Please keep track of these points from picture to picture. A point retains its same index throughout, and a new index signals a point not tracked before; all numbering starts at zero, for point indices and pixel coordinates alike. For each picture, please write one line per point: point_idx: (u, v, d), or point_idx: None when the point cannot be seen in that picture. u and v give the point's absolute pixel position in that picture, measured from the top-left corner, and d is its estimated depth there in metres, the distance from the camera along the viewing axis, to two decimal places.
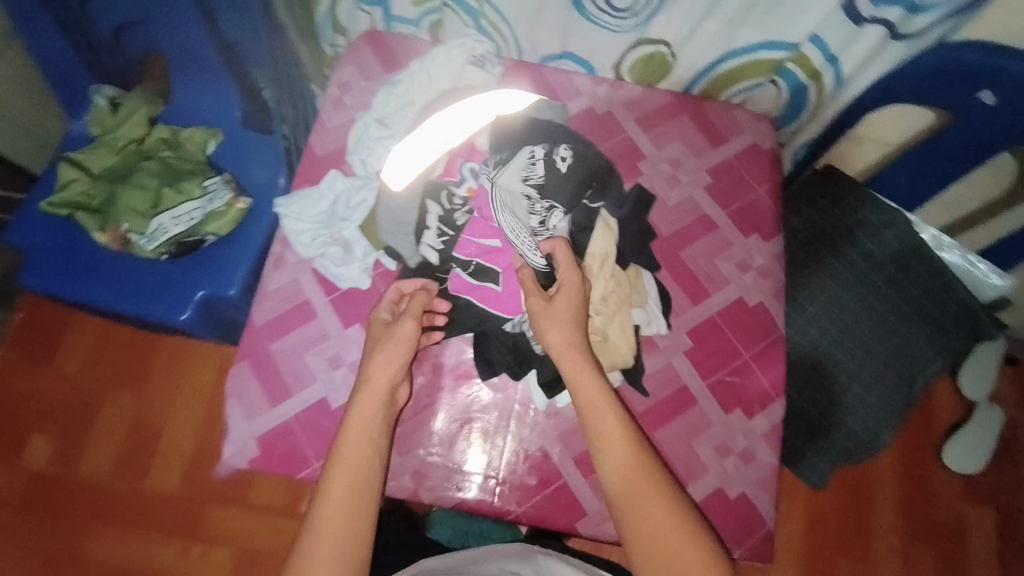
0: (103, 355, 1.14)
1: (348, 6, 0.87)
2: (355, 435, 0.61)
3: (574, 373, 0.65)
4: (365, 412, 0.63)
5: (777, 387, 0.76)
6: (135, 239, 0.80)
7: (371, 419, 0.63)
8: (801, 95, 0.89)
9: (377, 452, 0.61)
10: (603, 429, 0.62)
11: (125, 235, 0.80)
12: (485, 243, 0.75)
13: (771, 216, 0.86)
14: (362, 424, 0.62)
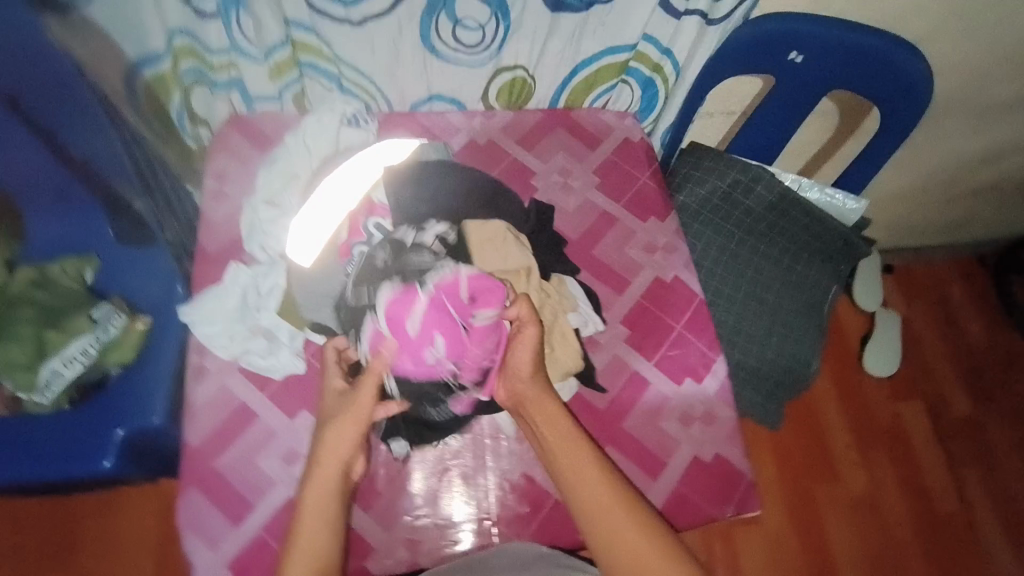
0: (15, 542, 1.05)
1: (202, 95, 0.86)
2: (313, 522, 0.58)
3: (531, 401, 0.66)
4: (321, 491, 0.60)
5: (712, 347, 0.82)
6: (26, 397, 0.73)
7: (329, 496, 0.60)
8: (651, 89, 0.97)
9: (337, 532, 0.59)
10: (557, 451, 0.63)
11: (12, 395, 0.73)
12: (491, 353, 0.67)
13: (660, 197, 0.93)
14: (321, 506, 0.59)
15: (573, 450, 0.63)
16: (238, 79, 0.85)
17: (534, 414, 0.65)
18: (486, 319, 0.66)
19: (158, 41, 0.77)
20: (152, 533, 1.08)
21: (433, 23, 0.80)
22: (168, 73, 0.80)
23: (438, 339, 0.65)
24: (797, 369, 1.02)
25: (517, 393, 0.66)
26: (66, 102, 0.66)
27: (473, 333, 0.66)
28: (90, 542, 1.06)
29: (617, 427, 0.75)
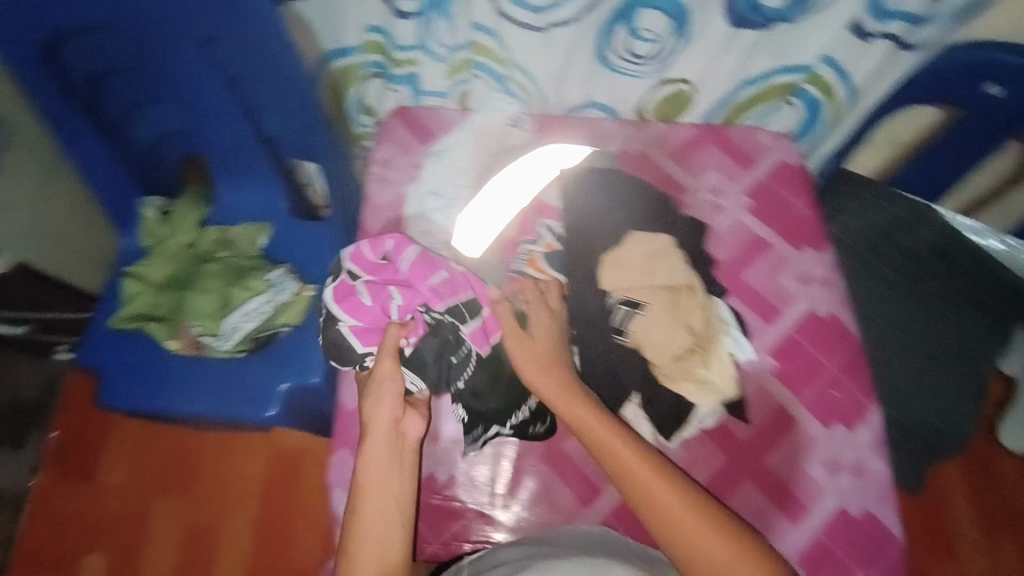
0: (146, 466, 1.17)
1: (377, 87, 0.89)
2: (380, 502, 0.60)
3: (564, 408, 0.65)
4: (379, 471, 0.62)
5: (868, 395, 0.77)
6: (208, 341, 0.80)
7: (395, 472, 0.62)
8: (816, 111, 0.90)
9: (403, 507, 0.61)
10: (599, 447, 0.63)
11: (197, 339, 0.80)
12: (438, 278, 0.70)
13: (814, 225, 0.87)
14: (382, 482, 0.61)
15: (630, 453, 0.62)
16: (414, 74, 0.88)
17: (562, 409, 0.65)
18: (407, 257, 0.70)
19: (352, 38, 0.81)
20: (261, 480, 1.18)
21: (609, 33, 0.80)
22: (356, 65, 0.85)
23: (397, 296, 0.69)
24: (947, 427, 0.95)
25: (555, 403, 0.66)
26: (283, 81, 0.75)
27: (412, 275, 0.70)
28: (208, 477, 1.17)
29: (759, 460, 0.72)
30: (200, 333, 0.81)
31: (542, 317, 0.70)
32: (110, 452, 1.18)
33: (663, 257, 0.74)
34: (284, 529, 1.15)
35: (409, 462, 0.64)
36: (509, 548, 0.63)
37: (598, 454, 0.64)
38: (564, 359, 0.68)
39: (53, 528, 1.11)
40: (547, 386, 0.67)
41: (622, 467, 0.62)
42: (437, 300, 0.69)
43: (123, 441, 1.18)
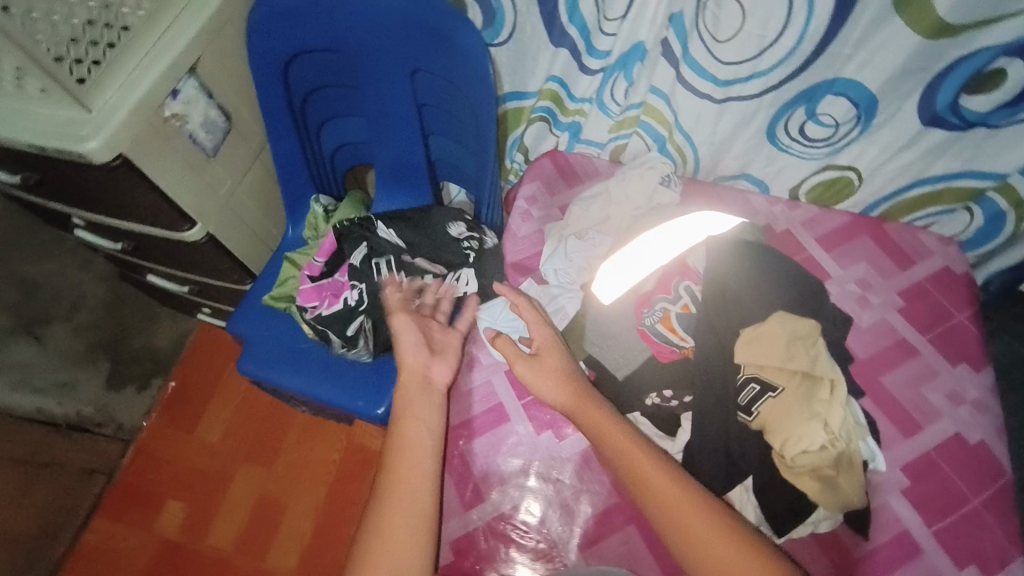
0: (240, 429, 1.30)
1: (540, 129, 0.96)
2: (411, 467, 0.66)
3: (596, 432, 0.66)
4: (407, 439, 0.68)
5: (1017, 543, 0.68)
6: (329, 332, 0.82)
7: (423, 433, 0.68)
8: (997, 224, 0.84)
9: (427, 472, 0.66)
10: (635, 471, 0.63)
11: (321, 329, 0.83)
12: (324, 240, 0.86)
13: (977, 344, 0.80)
14: (411, 447, 0.67)
15: (676, 496, 0.60)
16: (578, 123, 0.94)
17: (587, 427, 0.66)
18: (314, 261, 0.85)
19: (534, 84, 0.89)
20: (333, 469, 1.25)
21: (788, 112, 0.79)
22: (526, 107, 0.93)
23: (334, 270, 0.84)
24: None
25: (584, 425, 0.67)
26: (465, 117, 0.81)
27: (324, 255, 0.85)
28: (288, 454, 1.27)
29: None
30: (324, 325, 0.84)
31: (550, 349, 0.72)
32: (214, 410, 1.31)
33: (808, 344, 0.67)
34: (343, 523, 1.20)
35: (433, 432, 0.69)
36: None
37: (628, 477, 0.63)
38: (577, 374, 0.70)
39: (154, 468, 1.26)
40: (588, 410, 0.67)
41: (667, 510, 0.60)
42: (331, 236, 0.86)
43: (227, 403, 1.32)
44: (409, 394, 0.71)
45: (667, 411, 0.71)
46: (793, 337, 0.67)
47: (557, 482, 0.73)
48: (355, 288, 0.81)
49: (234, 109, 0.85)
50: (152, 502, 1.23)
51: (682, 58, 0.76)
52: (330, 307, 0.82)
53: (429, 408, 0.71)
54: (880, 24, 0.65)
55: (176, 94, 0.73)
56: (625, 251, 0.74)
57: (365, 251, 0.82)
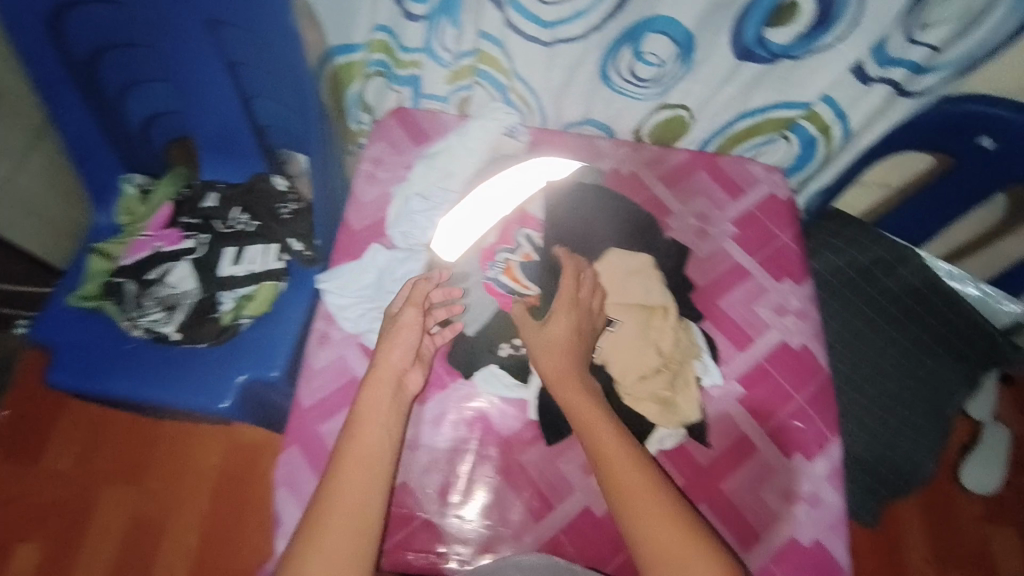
0: (99, 449, 1.15)
1: (378, 85, 0.89)
2: (353, 475, 0.59)
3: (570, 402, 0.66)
4: (362, 447, 0.61)
5: (833, 429, 0.78)
6: (161, 327, 0.76)
7: (377, 442, 0.62)
8: (811, 149, 0.91)
9: (376, 486, 0.59)
10: (596, 435, 0.63)
11: (149, 326, 0.76)
12: (156, 216, 0.82)
13: (798, 260, 0.88)
14: (364, 455, 0.61)
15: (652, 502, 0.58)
16: (417, 77, 0.88)
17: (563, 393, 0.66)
18: (142, 235, 0.81)
19: (360, 35, 0.81)
20: (214, 474, 1.15)
21: (615, 52, 0.80)
22: (358, 61, 0.84)
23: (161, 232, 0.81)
24: (909, 470, 0.96)
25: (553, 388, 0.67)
26: (278, 75, 0.73)
27: (154, 224, 0.81)
28: (159, 467, 1.15)
29: (715, 486, 0.73)
30: (151, 319, 0.76)
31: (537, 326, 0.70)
32: (62, 434, 1.16)
33: (640, 279, 0.75)
34: (232, 528, 1.11)
35: (391, 443, 0.63)
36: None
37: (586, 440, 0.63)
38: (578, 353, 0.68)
39: None
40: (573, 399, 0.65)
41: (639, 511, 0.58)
42: (161, 210, 0.83)
43: (77, 423, 1.17)
44: (374, 396, 0.65)
45: (519, 359, 0.75)
46: (626, 272, 0.75)
47: (422, 446, 0.72)
48: (193, 239, 0.80)
49: None
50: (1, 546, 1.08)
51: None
52: (136, 253, 0.80)
53: (388, 416, 0.64)
54: None
55: None
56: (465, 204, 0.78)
57: (194, 210, 0.82)
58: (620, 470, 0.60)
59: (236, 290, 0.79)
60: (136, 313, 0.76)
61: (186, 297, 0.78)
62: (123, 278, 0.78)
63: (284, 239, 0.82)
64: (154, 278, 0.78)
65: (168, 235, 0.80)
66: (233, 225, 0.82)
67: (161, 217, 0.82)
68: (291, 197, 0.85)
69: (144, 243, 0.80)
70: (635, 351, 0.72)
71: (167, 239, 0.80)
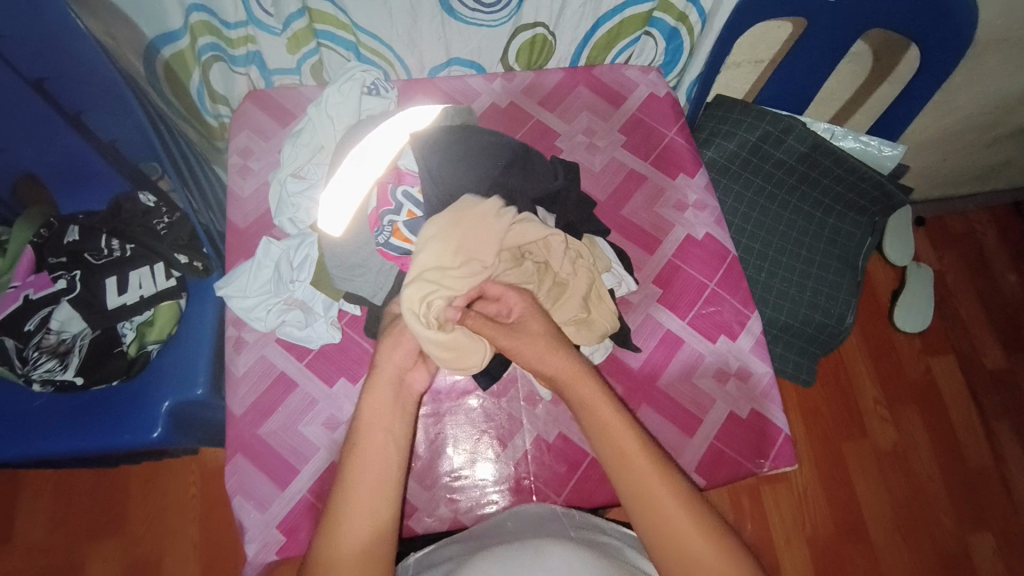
0: (69, 510, 1.11)
1: (221, 71, 0.84)
2: (362, 494, 0.51)
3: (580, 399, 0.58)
4: (370, 454, 0.53)
5: (747, 304, 0.82)
6: (60, 377, 0.71)
7: (384, 451, 0.54)
8: (676, 40, 0.94)
9: (390, 490, 0.53)
10: (603, 424, 0.56)
11: (46, 379, 0.71)
12: (21, 261, 0.75)
13: (689, 153, 0.90)
14: (371, 472, 0.53)
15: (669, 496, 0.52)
16: (256, 53, 0.83)
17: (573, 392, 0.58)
18: (12, 286, 0.74)
19: (175, 19, 0.74)
20: (196, 504, 1.12)
21: None
22: (186, 49, 0.79)
23: (30, 278, 0.74)
24: (834, 325, 1.00)
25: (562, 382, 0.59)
26: (95, 78, 0.67)
27: (20, 272, 0.75)
28: (139, 512, 1.11)
29: (653, 384, 0.77)
30: (43, 371, 0.70)
31: (536, 329, 0.61)
32: (28, 505, 1.11)
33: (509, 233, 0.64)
34: (229, 545, 1.10)
35: (400, 447, 0.55)
36: (454, 545, 0.61)
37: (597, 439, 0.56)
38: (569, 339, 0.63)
39: None
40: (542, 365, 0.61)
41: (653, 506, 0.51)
42: (25, 255, 0.76)
43: (41, 491, 1.11)
44: (375, 399, 0.57)
45: None
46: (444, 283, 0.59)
47: None
48: (64, 278, 0.74)
49: None
50: None
51: None
52: (6, 307, 0.73)
53: (394, 418, 0.56)
54: None
55: None
56: (336, 180, 0.68)
57: (63, 247, 0.76)
58: (637, 469, 0.53)
59: (133, 319, 0.75)
60: (24, 369, 0.70)
61: (78, 339, 0.72)
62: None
63: (170, 255, 0.77)
64: (34, 328, 0.72)
65: (40, 279, 0.74)
66: (112, 253, 0.76)
67: (27, 262, 0.76)
68: (165, 211, 0.79)
69: (15, 293, 0.73)
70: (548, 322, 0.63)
71: (38, 283, 0.74)
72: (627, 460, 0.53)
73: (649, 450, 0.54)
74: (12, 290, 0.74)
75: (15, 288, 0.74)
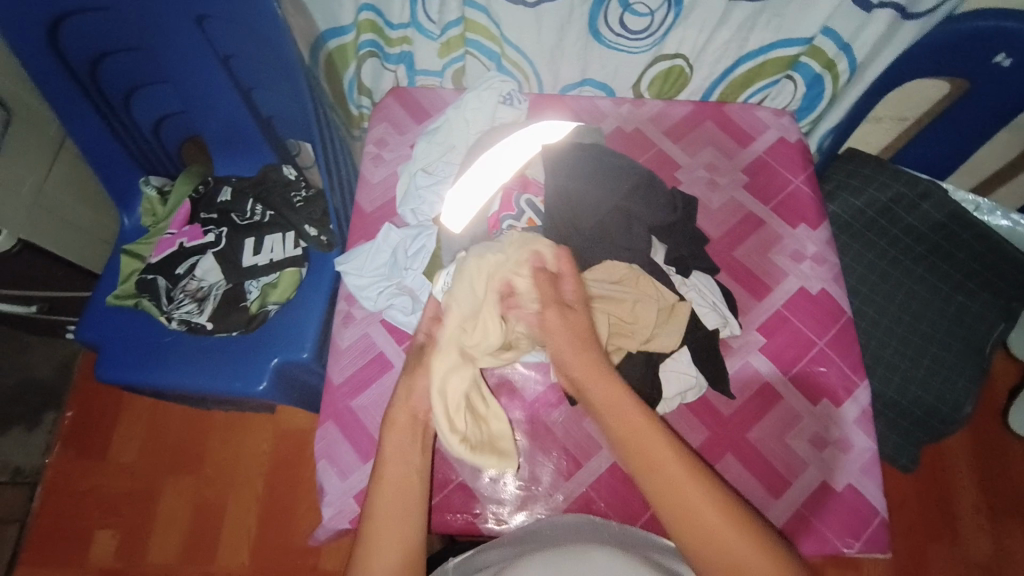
0: (156, 441, 1.21)
1: (373, 67, 0.91)
2: (389, 522, 0.53)
3: (603, 399, 0.55)
4: (392, 485, 0.56)
5: (857, 371, 0.77)
6: (193, 320, 0.79)
7: (405, 480, 0.56)
8: (817, 87, 0.90)
9: (416, 520, 0.54)
10: (626, 429, 0.53)
11: (183, 319, 0.79)
12: (177, 215, 0.85)
13: (814, 204, 0.87)
14: (399, 500, 0.55)
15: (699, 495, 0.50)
16: (409, 53, 0.90)
17: (598, 399, 0.55)
18: (170, 232, 0.84)
19: (347, 16, 0.81)
20: (265, 460, 1.20)
21: (602, 6, 0.78)
22: (349, 44, 0.86)
23: (185, 228, 0.83)
24: (947, 411, 0.93)
25: (580, 379, 0.56)
26: (271, 63, 0.74)
27: (177, 222, 0.84)
28: (214, 456, 1.20)
29: (742, 435, 0.74)
30: (182, 312, 0.79)
31: (575, 323, 0.59)
32: (124, 430, 1.22)
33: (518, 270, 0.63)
34: (288, 505, 1.16)
35: (420, 476, 0.57)
36: (496, 549, 0.61)
37: (624, 444, 0.53)
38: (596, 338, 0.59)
39: (71, 501, 1.17)
40: (574, 359, 0.57)
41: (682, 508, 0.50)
42: (184, 209, 0.85)
43: (136, 419, 1.23)
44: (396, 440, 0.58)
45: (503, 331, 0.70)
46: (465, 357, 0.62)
47: None
48: (213, 233, 0.83)
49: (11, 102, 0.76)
50: (80, 535, 1.15)
51: None
52: (163, 251, 0.82)
53: (415, 452, 0.58)
54: None
55: None
56: (460, 186, 0.72)
57: (215, 206, 0.84)
58: (672, 476, 0.51)
59: (260, 278, 0.82)
60: (168, 307, 0.79)
61: (214, 288, 0.80)
62: (153, 275, 0.80)
63: (300, 226, 0.84)
64: (182, 272, 0.80)
65: (192, 231, 0.83)
66: (254, 217, 0.84)
67: (182, 215, 0.85)
68: (303, 185, 0.87)
69: (171, 239, 0.83)
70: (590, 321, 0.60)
71: (190, 234, 0.82)
72: (658, 461, 0.51)
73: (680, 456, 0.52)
74: (169, 235, 0.83)
75: (172, 235, 0.83)
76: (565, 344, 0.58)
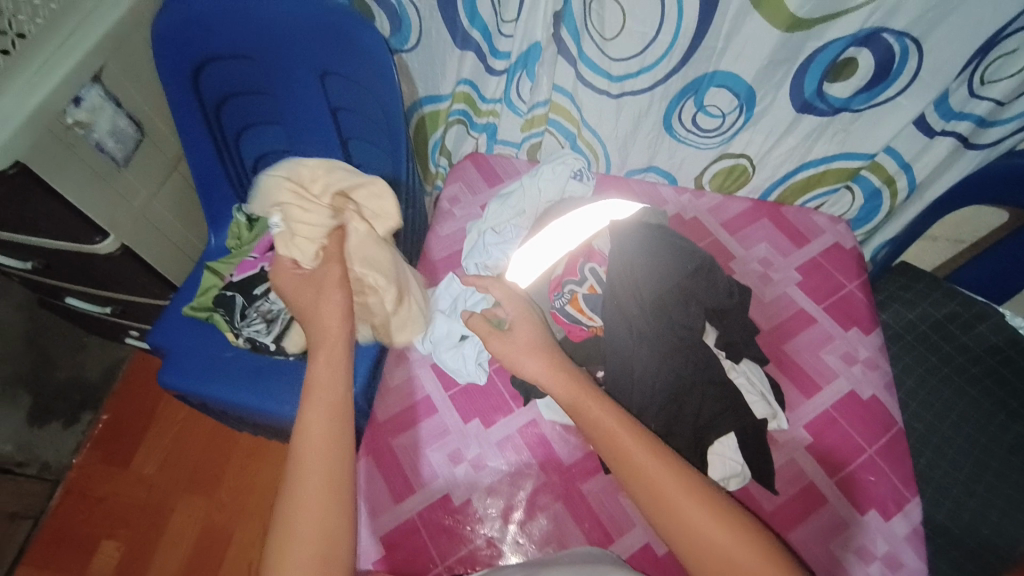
0: (178, 457, 1.23)
1: (458, 132, 1.01)
2: (315, 471, 0.51)
3: (573, 404, 0.60)
4: (326, 433, 0.54)
5: (909, 486, 0.74)
6: (258, 339, 0.84)
7: (336, 429, 0.54)
8: (875, 200, 0.93)
9: (343, 475, 0.52)
10: (603, 429, 0.57)
11: (250, 338, 0.84)
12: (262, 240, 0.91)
13: (867, 309, 0.88)
14: (324, 454, 0.52)
15: (698, 508, 0.50)
16: (493, 125, 0.98)
17: (576, 409, 0.59)
18: (253, 256, 0.90)
19: (446, 87, 0.92)
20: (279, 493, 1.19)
21: (679, 103, 0.85)
22: (442, 110, 0.97)
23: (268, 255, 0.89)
24: (1006, 550, 0.80)
25: (548, 384, 0.62)
26: (375, 116, 0.83)
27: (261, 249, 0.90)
28: (231, 482, 1.20)
29: (783, 535, 0.72)
30: (251, 331, 0.84)
31: (526, 337, 0.67)
32: (151, 442, 1.24)
33: (362, 190, 0.71)
34: None
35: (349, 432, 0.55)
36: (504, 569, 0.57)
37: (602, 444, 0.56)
38: (551, 344, 0.67)
39: (85, 507, 1.18)
40: (536, 366, 0.64)
41: (681, 521, 0.50)
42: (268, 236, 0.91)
43: (165, 433, 1.25)
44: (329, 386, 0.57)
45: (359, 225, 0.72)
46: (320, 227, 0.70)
47: (486, 467, 0.75)
48: None
49: (144, 124, 0.86)
50: (86, 544, 1.15)
51: (578, 57, 0.82)
52: (244, 272, 0.88)
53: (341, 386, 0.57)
54: (743, 19, 0.72)
55: (78, 103, 0.73)
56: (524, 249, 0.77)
57: None
58: (649, 469, 0.53)
59: None
60: (241, 324, 0.84)
61: (282, 313, 0.85)
62: (231, 292, 0.86)
63: None
64: (259, 294, 0.86)
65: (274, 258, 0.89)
66: None
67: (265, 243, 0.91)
68: None
69: (254, 262, 0.89)
70: (538, 331, 0.68)
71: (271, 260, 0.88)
72: (625, 452, 0.54)
73: (653, 451, 0.54)
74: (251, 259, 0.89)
75: (254, 259, 0.89)
76: (525, 366, 0.65)
